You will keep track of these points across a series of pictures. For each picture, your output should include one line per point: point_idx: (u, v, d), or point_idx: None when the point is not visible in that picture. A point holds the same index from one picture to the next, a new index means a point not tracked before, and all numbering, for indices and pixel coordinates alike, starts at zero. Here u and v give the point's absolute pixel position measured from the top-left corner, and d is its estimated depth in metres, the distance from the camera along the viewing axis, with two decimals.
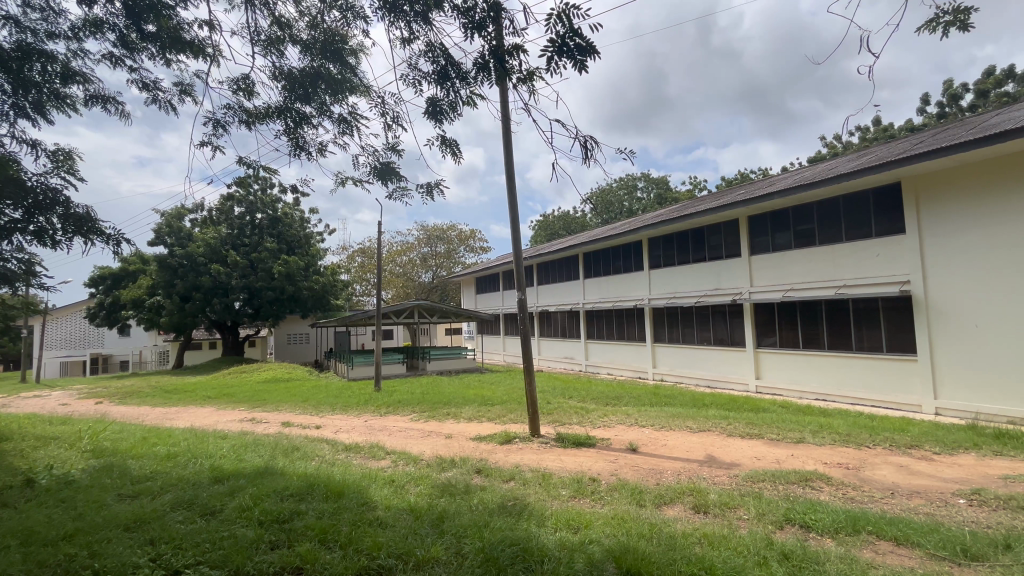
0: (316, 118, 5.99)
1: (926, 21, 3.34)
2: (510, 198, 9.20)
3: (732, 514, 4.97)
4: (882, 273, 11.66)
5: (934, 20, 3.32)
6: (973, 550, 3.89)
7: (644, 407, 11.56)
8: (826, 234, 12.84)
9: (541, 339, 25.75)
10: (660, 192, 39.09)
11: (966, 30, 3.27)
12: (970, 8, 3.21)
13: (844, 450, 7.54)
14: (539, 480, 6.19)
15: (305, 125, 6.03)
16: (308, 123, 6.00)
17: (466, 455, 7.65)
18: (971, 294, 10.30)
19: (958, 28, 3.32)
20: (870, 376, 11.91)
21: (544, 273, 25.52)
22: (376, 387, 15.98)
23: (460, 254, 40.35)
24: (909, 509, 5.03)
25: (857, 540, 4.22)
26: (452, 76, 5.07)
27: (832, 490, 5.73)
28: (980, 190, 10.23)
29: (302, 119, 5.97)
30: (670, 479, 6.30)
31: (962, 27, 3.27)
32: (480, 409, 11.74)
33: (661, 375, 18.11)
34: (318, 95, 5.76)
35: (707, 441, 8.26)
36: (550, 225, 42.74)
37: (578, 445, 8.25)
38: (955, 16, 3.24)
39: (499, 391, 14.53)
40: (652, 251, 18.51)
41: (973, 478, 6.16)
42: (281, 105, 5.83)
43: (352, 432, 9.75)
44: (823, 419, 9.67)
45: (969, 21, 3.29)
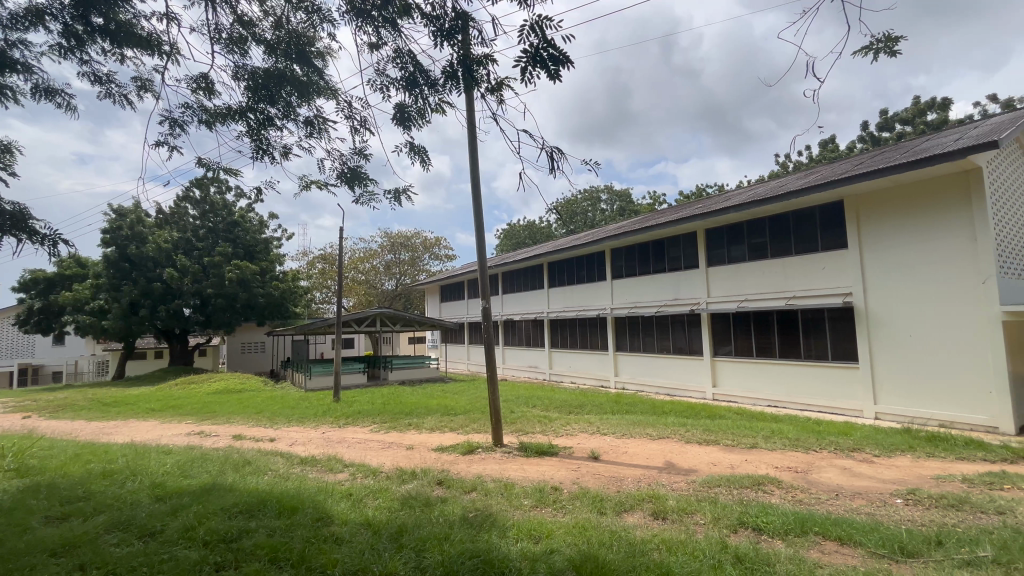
0: (281, 120, 5.84)
1: (860, 47, 3.57)
2: (475, 207, 9.19)
3: (689, 519, 5.08)
4: (827, 285, 12.33)
5: (867, 45, 3.57)
6: (909, 547, 4.13)
7: (606, 415, 11.72)
8: (778, 248, 13.48)
9: (505, 348, 25.74)
10: (622, 204, 40.20)
11: (894, 56, 3.52)
12: (899, 38, 3.47)
13: (793, 454, 7.88)
14: (501, 490, 6.14)
15: (269, 127, 5.86)
16: (272, 125, 5.83)
17: (427, 466, 7.51)
18: (907, 306, 11.03)
19: (886, 55, 3.56)
20: (817, 383, 12.52)
21: (509, 282, 25.63)
22: (335, 397, 15.47)
23: (425, 261, 40.04)
24: (851, 510, 5.30)
25: (805, 540, 4.40)
26: (421, 84, 5.10)
27: (783, 493, 5.96)
28: (913, 210, 11.02)
29: (266, 121, 5.79)
30: (630, 486, 6.40)
31: (889, 54, 3.52)
32: (442, 419, 11.57)
33: (623, 383, 18.43)
34: (282, 96, 5.60)
35: (666, 449, 8.43)
36: (515, 234, 43.08)
37: (541, 454, 8.25)
38: (886, 44, 3.49)
39: (462, 400, 14.39)
40: (615, 262, 18.89)
41: (908, 479, 6.56)
42: (244, 105, 5.64)
43: (308, 445, 9.40)
44: (774, 424, 10.10)
45: (897, 48, 3.53)
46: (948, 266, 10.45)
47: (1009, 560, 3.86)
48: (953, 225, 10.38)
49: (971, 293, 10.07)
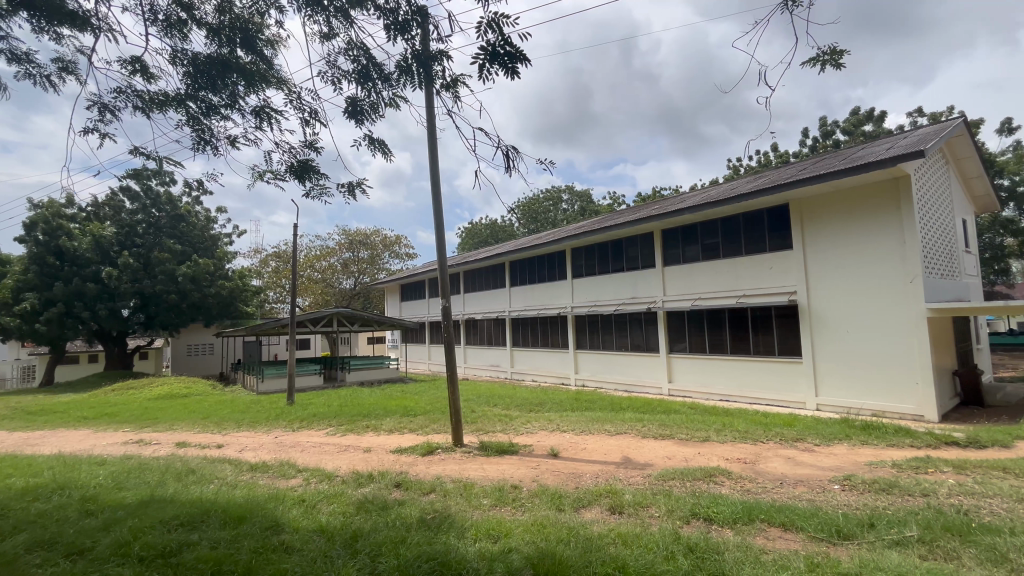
0: (226, 110, 5.59)
1: (809, 58, 3.79)
2: (434, 206, 9.08)
3: (644, 512, 5.21)
4: (774, 284, 12.97)
5: (814, 57, 3.77)
6: (845, 530, 4.40)
7: (566, 413, 11.86)
8: (729, 248, 14.05)
9: (466, 347, 25.61)
10: (583, 205, 40.86)
11: (837, 68, 3.74)
12: (843, 52, 3.68)
13: (743, 446, 8.22)
14: (460, 491, 6.09)
15: (213, 116, 5.58)
16: (216, 113, 5.56)
17: (385, 468, 7.36)
18: (845, 304, 11.75)
19: (833, 67, 3.80)
20: (765, 377, 13.13)
21: (471, 281, 25.51)
22: (289, 400, 14.90)
23: (385, 260, 39.28)
24: (795, 497, 5.59)
25: (751, 528, 4.60)
26: (374, 77, 5.08)
27: (732, 483, 6.22)
28: (851, 214, 11.73)
29: (210, 109, 5.51)
30: (588, 482, 6.49)
31: (835, 66, 3.75)
32: (401, 421, 11.36)
33: (583, 380, 18.71)
34: (227, 84, 5.34)
35: (623, 444, 8.62)
36: (477, 233, 42.95)
37: (501, 453, 8.25)
38: (831, 57, 3.70)
39: (422, 401, 14.21)
40: (576, 261, 19.15)
41: (845, 465, 7.00)
42: (185, 92, 5.34)
43: (259, 451, 9.02)
44: (725, 418, 10.52)
45: (842, 61, 3.78)
46: (881, 266, 11.21)
47: (932, 538, 4.17)
48: (886, 229, 11.15)
49: (901, 291, 10.85)
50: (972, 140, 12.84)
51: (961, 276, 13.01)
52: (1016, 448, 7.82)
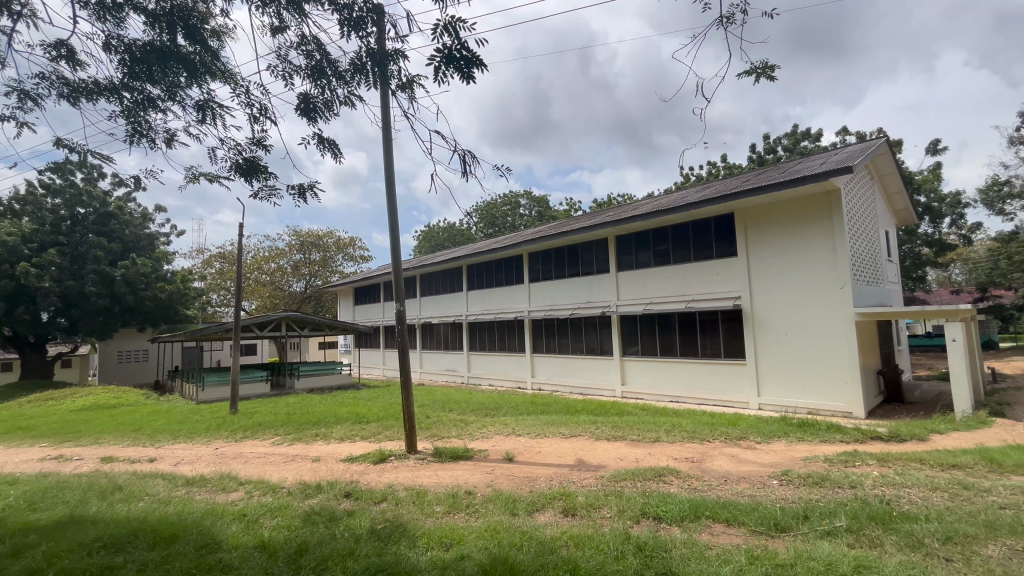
0: (165, 102, 5.26)
1: (745, 70, 4.01)
2: (389, 207, 8.91)
3: (596, 514, 5.29)
4: (721, 289, 13.58)
5: (750, 69, 4.00)
6: (782, 523, 4.64)
7: (522, 416, 11.89)
8: (679, 254, 14.59)
9: (422, 352, 25.23)
10: (540, 210, 41.31)
11: (770, 80, 3.98)
12: (775, 66, 3.93)
13: (691, 446, 8.53)
14: (412, 498, 5.96)
15: (151, 109, 5.25)
16: (155, 106, 5.24)
17: (334, 478, 7.10)
18: (784, 308, 12.45)
19: (765, 78, 4.04)
20: (712, 379, 13.69)
21: (427, 284, 25.17)
22: (232, 408, 14.11)
23: (338, 262, 38.11)
24: (737, 493, 5.85)
25: (697, 525, 4.76)
26: (328, 74, 4.94)
27: (680, 482, 6.43)
28: (789, 224, 12.46)
29: (148, 101, 5.19)
30: (542, 485, 6.52)
31: (768, 78, 3.98)
32: (353, 428, 11.02)
33: (539, 384, 18.86)
34: (166, 76, 5.03)
35: (576, 446, 8.73)
36: (435, 236, 42.52)
37: (455, 458, 8.17)
38: (764, 69, 3.94)
39: (375, 407, 13.84)
40: (533, 266, 19.28)
41: (783, 461, 7.39)
42: (119, 82, 5.00)
43: (197, 463, 8.50)
44: (675, 418, 10.88)
45: (773, 74, 4.02)
46: (816, 273, 11.97)
47: (859, 527, 4.46)
48: (820, 238, 11.93)
49: (833, 296, 11.64)
50: (893, 158, 13.97)
51: (884, 282, 14.11)
52: (931, 441, 8.54)
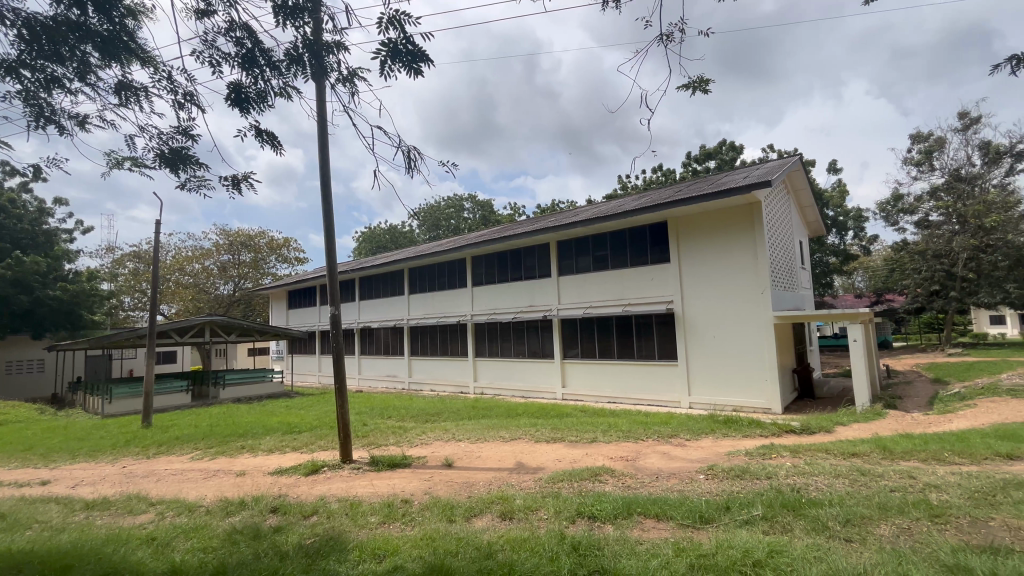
0: (73, 83, 4.75)
1: (683, 83, 4.27)
2: (325, 206, 8.55)
3: (534, 515, 5.34)
4: (655, 294, 14.21)
5: (686, 82, 4.27)
6: (707, 515, 4.91)
7: (463, 421, 11.79)
8: (617, 260, 15.12)
9: (361, 357, 24.41)
10: (484, 214, 41.44)
11: (705, 94, 4.26)
12: (709, 80, 4.19)
13: (626, 445, 8.85)
14: (345, 510, 5.72)
15: (57, 90, 4.73)
16: (62, 87, 4.73)
17: (259, 493, 6.67)
18: (712, 312, 13.24)
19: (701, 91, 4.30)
20: (647, 379, 14.27)
21: (367, 288, 24.41)
22: (144, 422, 12.90)
23: (271, 264, 36.08)
24: (667, 488, 6.12)
25: (629, 521, 4.94)
26: (260, 63, 4.67)
27: (615, 481, 6.63)
28: (717, 232, 13.27)
29: (53, 81, 4.67)
30: (481, 490, 6.49)
31: (703, 91, 4.25)
32: (283, 439, 10.44)
33: (481, 388, 18.81)
34: (76, 55, 4.56)
35: (516, 450, 8.77)
36: (376, 237, 41.44)
37: (393, 466, 7.95)
38: (698, 84, 4.21)
39: (309, 416, 13.20)
40: (476, 269, 19.25)
41: (710, 457, 7.84)
42: (16, 58, 4.45)
43: (102, 484, 7.70)
44: (611, 419, 11.23)
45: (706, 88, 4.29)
46: (740, 280, 12.84)
47: (773, 515, 4.81)
48: (743, 247, 12.80)
49: (755, 301, 12.54)
50: (806, 175, 15.28)
51: (799, 288, 15.38)
52: (836, 432, 9.39)
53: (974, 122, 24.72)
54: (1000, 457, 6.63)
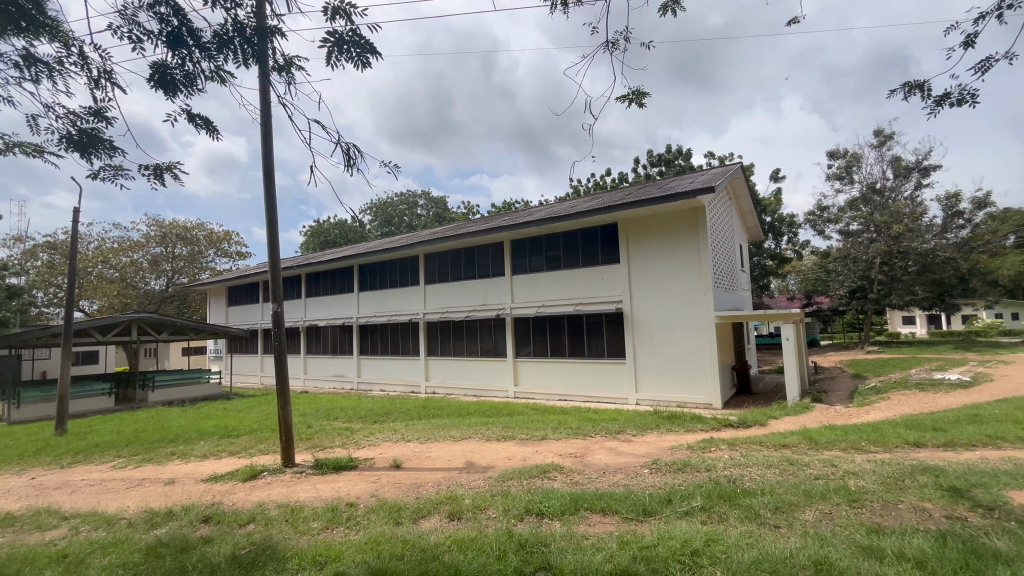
0: None
1: (622, 95, 4.61)
2: (267, 198, 8.13)
3: (483, 514, 5.32)
4: (605, 293, 14.56)
5: (625, 94, 4.63)
6: (650, 508, 5.06)
7: (413, 421, 11.59)
8: (569, 260, 15.37)
9: (307, 357, 23.49)
10: (438, 211, 41.05)
11: (642, 107, 4.62)
12: (645, 93, 4.55)
13: (575, 441, 9.01)
14: (285, 517, 5.46)
15: None
16: None
17: (190, 502, 6.26)
18: (659, 312, 13.72)
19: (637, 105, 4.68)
20: (596, 376, 14.60)
21: (314, 284, 23.49)
22: (58, 429, 11.79)
23: (209, 258, 34.02)
24: (613, 483, 6.29)
25: (576, 517, 5.02)
26: (187, 43, 4.35)
27: (563, 477, 6.73)
28: (664, 235, 13.75)
29: None
30: (430, 491, 6.40)
31: (639, 104, 4.63)
32: (218, 443, 9.86)
33: (433, 388, 18.58)
34: None
35: (466, 449, 8.72)
36: (325, 232, 40.03)
37: (338, 469, 7.68)
38: (636, 96, 4.58)
39: (248, 419, 12.54)
40: (428, 267, 18.97)
41: (654, 451, 8.13)
42: None
43: (4, 498, 6.95)
44: (561, 416, 11.39)
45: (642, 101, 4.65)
46: (685, 281, 13.38)
47: (711, 505, 5.04)
48: (688, 249, 13.35)
49: (698, 301, 13.13)
50: (746, 182, 16.15)
51: (738, 289, 16.23)
52: (769, 425, 9.99)
53: (886, 139, 27.03)
54: (909, 444, 7.30)
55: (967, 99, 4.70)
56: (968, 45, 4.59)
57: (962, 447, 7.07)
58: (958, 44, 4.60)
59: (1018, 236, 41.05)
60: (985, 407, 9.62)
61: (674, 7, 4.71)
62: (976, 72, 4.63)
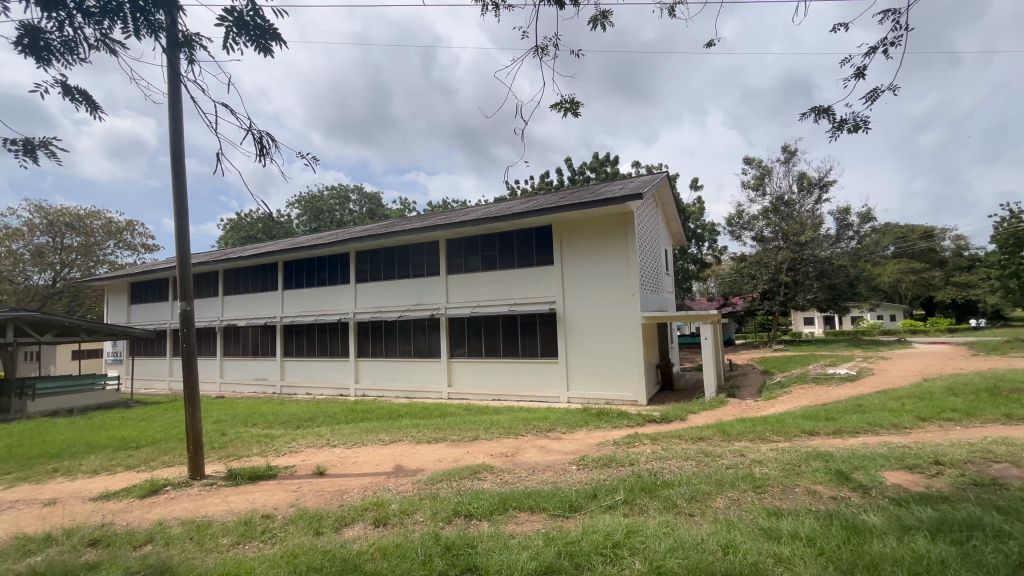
0: None
1: (557, 103, 4.86)
2: (175, 186, 7.42)
3: (409, 519, 5.19)
4: (539, 295, 14.81)
5: (561, 102, 4.86)
6: (576, 504, 5.19)
7: (339, 425, 11.11)
8: (504, 261, 15.46)
9: (223, 359, 21.79)
10: (372, 207, 39.78)
11: (575, 115, 4.89)
12: (580, 103, 4.84)
13: (506, 441, 9.06)
14: (189, 534, 5.00)
15: None
16: None
17: (74, 524, 5.57)
18: (590, 313, 14.17)
19: (571, 114, 4.93)
20: (530, 376, 14.83)
21: (233, 281, 21.85)
22: None
23: (108, 251, 30.68)
24: (542, 481, 6.39)
25: (504, 516, 5.03)
26: (65, 6, 3.90)
27: (493, 477, 6.74)
28: (596, 238, 14.21)
29: None
30: (354, 497, 6.14)
31: (573, 113, 4.89)
32: (113, 456, 8.87)
33: (363, 390, 17.92)
34: None
35: (396, 452, 8.49)
36: (246, 226, 37.46)
37: (254, 479, 7.20)
38: (571, 105, 4.82)
39: (151, 428, 11.38)
40: (359, 265, 18.30)
41: (581, 447, 8.38)
42: None
43: None
44: (494, 416, 11.42)
45: (577, 111, 4.93)
46: (615, 284, 13.92)
47: (633, 498, 5.25)
48: (618, 252, 13.90)
49: (626, 302, 13.76)
50: (670, 190, 17.10)
51: (662, 291, 17.12)
52: (688, 419, 10.63)
53: (792, 156, 29.70)
54: (805, 433, 8.08)
55: (860, 126, 5.25)
56: (860, 76, 5.13)
57: (848, 434, 7.93)
58: (852, 75, 5.12)
59: (897, 246, 46.85)
60: (867, 398, 10.87)
61: (604, 20, 4.87)
62: (867, 100, 5.19)
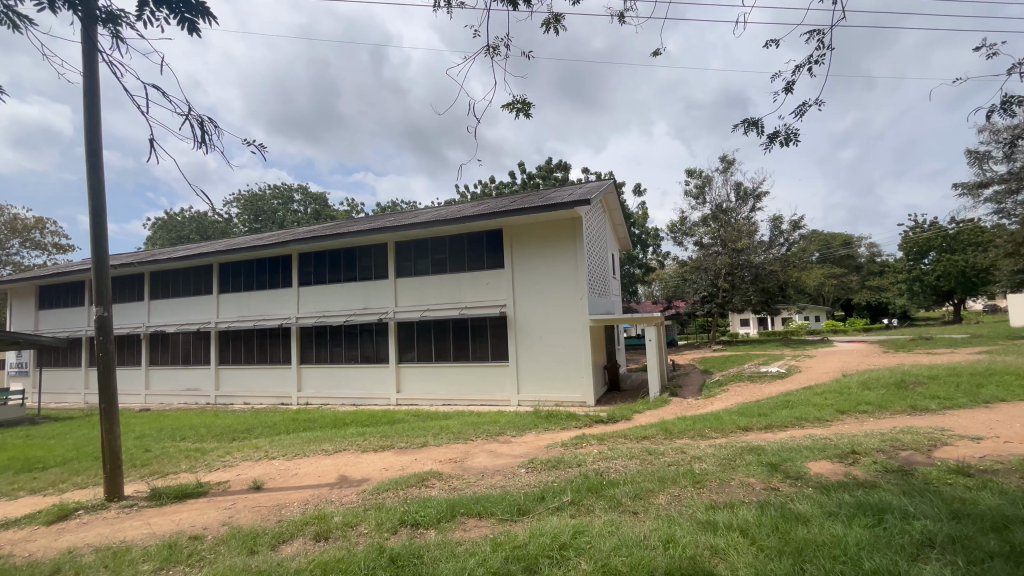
0: None
1: (508, 104, 4.90)
2: (91, 178, 6.79)
3: (353, 531, 5.00)
4: (490, 298, 14.79)
5: (511, 103, 4.91)
6: (524, 507, 5.21)
7: (279, 436, 10.57)
8: (454, 264, 15.33)
9: (149, 369, 20.16)
10: (317, 208, 38.32)
11: (526, 116, 4.95)
12: (530, 104, 4.91)
13: (456, 447, 8.95)
14: (104, 561, 4.57)
15: None
16: None
17: None
18: (539, 315, 14.30)
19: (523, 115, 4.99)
20: (480, 380, 14.78)
21: (160, 284, 20.30)
22: None
23: (13, 251, 27.76)
24: (490, 486, 6.37)
25: (452, 523, 4.96)
26: None
27: (441, 484, 6.63)
28: (546, 242, 14.37)
29: None
30: (294, 511, 5.85)
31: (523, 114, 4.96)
32: (13, 480, 7.95)
33: (306, 399, 17.15)
34: None
35: (340, 462, 8.18)
36: (177, 225, 35.00)
37: (182, 497, 6.70)
38: (521, 106, 4.89)
39: (62, 447, 10.34)
40: (302, 267, 17.56)
41: (530, 450, 8.43)
42: None
43: None
44: (443, 421, 11.27)
45: (527, 112, 5.00)
46: (564, 288, 14.13)
47: (580, 499, 5.33)
48: (567, 256, 14.13)
49: (574, 306, 14.00)
50: (617, 197, 17.62)
51: (609, 295, 17.57)
52: (633, 419, 10.97)
53: (730, 166, 31.43)
54: (740, 429, 8.55)
55: (790, 137, 5.62)
56: (789, 91, 5.51)
57: (778, 428, 8.47)
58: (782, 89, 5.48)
59: (821, 253, 50.85)
60: (794, 394, 11.69)
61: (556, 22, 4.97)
62: (796, 114, 5.56)
